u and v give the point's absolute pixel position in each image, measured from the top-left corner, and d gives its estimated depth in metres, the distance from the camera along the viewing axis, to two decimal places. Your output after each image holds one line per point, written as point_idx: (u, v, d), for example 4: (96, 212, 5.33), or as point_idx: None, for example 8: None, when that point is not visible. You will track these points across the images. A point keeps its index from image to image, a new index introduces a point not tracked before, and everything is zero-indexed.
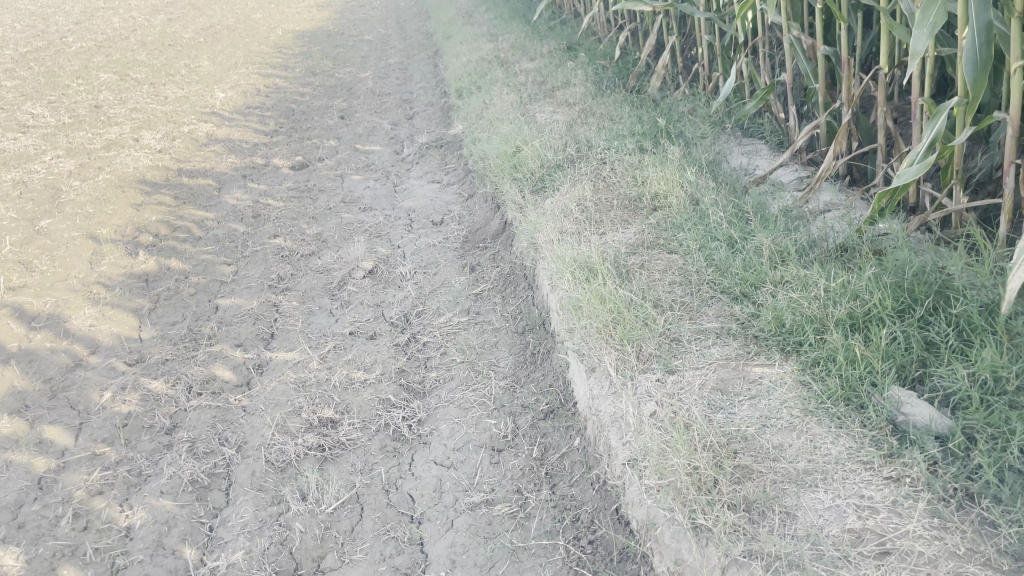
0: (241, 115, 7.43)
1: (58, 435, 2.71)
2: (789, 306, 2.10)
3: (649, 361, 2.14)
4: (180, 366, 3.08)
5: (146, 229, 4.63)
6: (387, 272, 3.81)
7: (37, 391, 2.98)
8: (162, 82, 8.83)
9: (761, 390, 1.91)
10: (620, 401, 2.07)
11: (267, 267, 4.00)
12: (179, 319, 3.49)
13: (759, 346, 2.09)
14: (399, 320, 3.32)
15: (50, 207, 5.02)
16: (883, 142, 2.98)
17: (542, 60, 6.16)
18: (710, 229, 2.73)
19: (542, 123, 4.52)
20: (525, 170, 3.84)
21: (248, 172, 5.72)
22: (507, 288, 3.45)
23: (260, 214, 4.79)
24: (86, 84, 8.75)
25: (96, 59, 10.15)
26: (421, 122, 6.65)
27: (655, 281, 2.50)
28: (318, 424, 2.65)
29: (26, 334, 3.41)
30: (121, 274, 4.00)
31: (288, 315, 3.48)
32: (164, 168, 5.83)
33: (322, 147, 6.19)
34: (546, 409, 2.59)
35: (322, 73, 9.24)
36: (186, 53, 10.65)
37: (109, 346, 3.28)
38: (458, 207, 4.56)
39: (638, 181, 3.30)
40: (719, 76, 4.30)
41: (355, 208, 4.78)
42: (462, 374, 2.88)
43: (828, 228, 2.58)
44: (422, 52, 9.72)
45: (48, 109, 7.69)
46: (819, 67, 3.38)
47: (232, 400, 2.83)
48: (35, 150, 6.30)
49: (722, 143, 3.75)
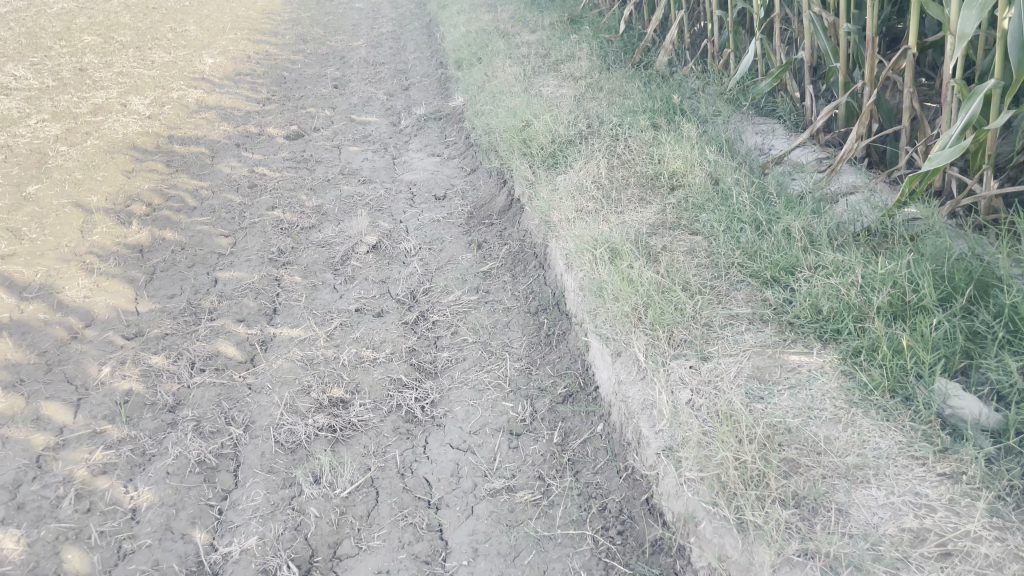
0: (232, 82, 7.24)
1: (56, 411, 2.60)
2: (825, 292, 2.03)
3: (681, 347, 2.07)
4: (180, 341, 2.98)
5: (139, 197, 4.48)
6: (391, 247, 3.71)
7: (31, 365, 2.86)
8: (148, 46, 8.58)
9: (801, 379, 1.86)
10: (651, 387, 2.01)
11: (267, 240, 3.88)
12: (177, 292, 3.38)
13: (795, 333, 2.02)
14: (407, 298, 3.23)
15: (36, 173, 4.86)
16: (908, 124, 2.91)
17: (544, 32, 6.03)
18: (734, 210, 2.65)
19: (549, 97, 4.41)
20: (535, 145, 3.73)
21: (242, 140, 5.57)
22: (517, 267, 3.37)
23: (255, 185, 4.66)
24: (69, 46, 8.50)
25: (78, 20, 9.85)
26: (418, 93, 6.51)
27: (680, 263, 2.43)
28: (328, 404, 2.56)
29: (17, 304, 3.28)
30: (114, 244, 3.87)
31: (290, 290, 3.37)
32: (154, 134, 5.66)
33: (317, 117, 6.03)
34: (565, 393, 2.53)
35: (313, 41, 9.03)
36: (172, 17, 10.37)
37: (105, 319, 3.16)
38: (461, 181, 4.45)
39: (654, 159, 3.22)
40: (732, 53, 4.21)
41: (354, 180, 4.66)
42: (474, 355, 2.80)
43: (856, 211, 2.52)
44: (416, 22, 9.53)
45: (30, 70, 7.45)
46: (840, 45, 3.29)
47: (237, 376, 2.74)
48: (18, 113, 6.10)
49: (737, 122, 3.66)
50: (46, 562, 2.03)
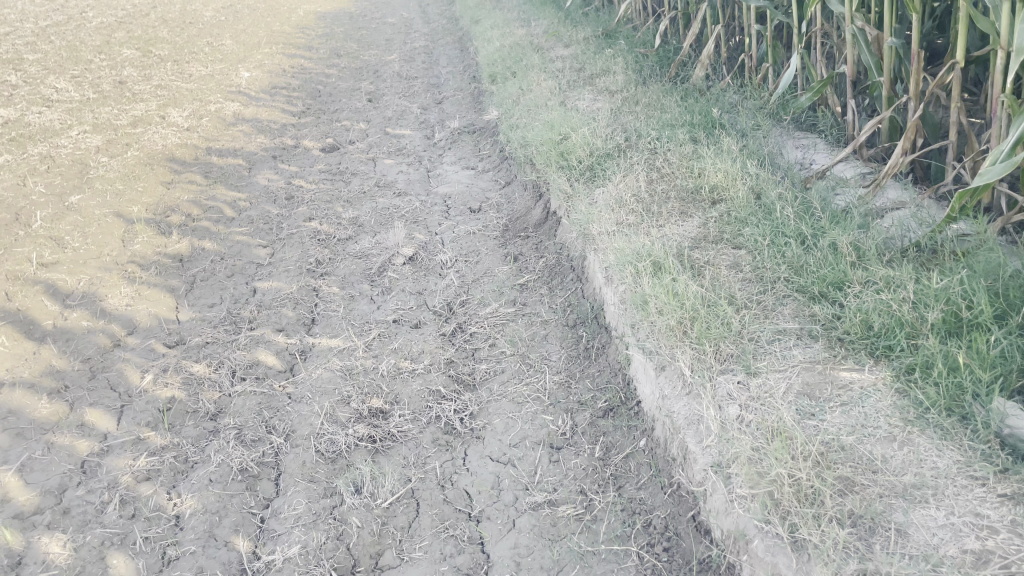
0: (268, 96, 7.34)
1: (100, 418, 2.63)
2: (876, 308, 2.01)
3: (728, 362, 2.04)
4: (221, 350, 3.00)
5: (178, 208, 4.55)
6: (427, 259, 3.72)
7: (76, 372, 2.90)
8: (186, 60, 8.73)
9: (853, 397, 1.83)
10: (697, 402, 1.98)
11: (304, 251, 3.91)
12: (217, 302, 3.42)
13: (846, 349, 1.99)
14: (444, 310, 3.24)
15: (78, 183, 4.94)
16: (954, 139, 2.87)
17: (578, 47, 6.04)
18: (778, 224, 2.63)
19: (585, 110, 4.42)
20: (573, 158, 3.73)
21: (279, 153, 5.63)
22: (553, 280, 3.37)
23: (292, 197, 4.71)
24: (109, 59, 8.67)
25: (117, 34, 10.05)
26: (451, 107, 6.55)
27: (724, 278, 2.41)
28: (368, 414, 2.57)
29: (61, 312, 3.33)
30: (155, 254, 3.92)
31: (328, 301, 3.39)
32: (192, 147, 5.74)
33: (352, 130, 6.09)
34: (605, 407, 2.51)
35: (347, 55, 9.14)
36: (208, 31, 10.55)
37: (147, 327, 3.20)
38: (496, 195, 4.47)
39: (694, 173, 3.20)
40: (770, 67, 4.18)
41: (390, 192, 4.69)
42: (513, 367, 2.79)
43: (904, 226, 2.48)
44: (448, 37, 9.61)
45: (71, 83, 7.61)
46: (883, 60, 3.25)
47: (277, 386, 2.76)
48: (60, 125, 6.22)
49: (777, 136, 3.64)
50: (92, 568, 2.05)
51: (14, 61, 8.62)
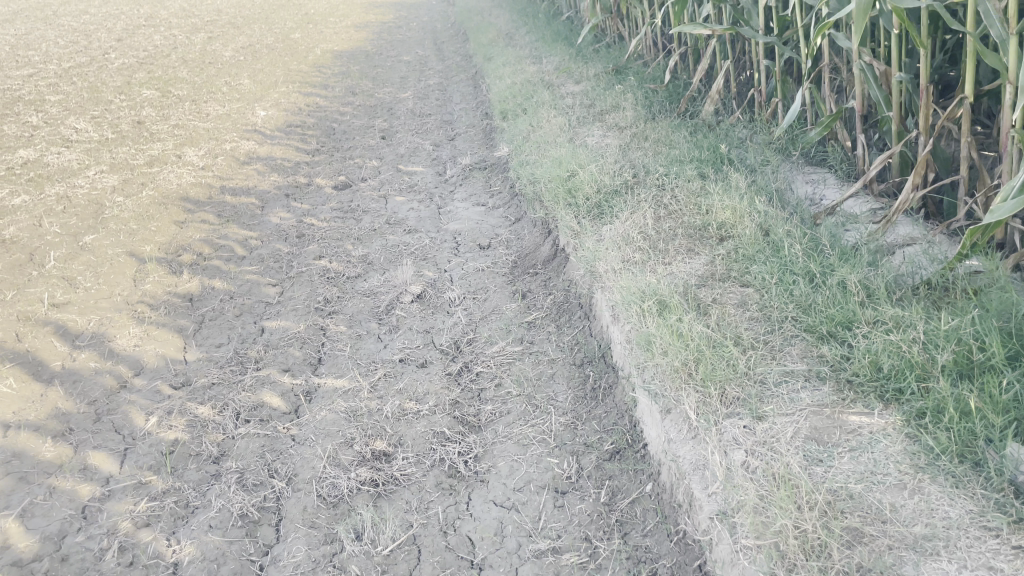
0: (283, 134, 7.42)
1: (103, 460, 2.62)
2: (885, 349, 1.96)
3: (734, 405, 2.00)
4: (226, 391, 2.99)
5: (190, 247, 4.58)
6: (435, 296, 3.71)
7: (81, 414, 2.89)
8: (204, 99, 8.87)
9: (862, 442, 1.77)
10: (703, 447, 1.94)
11: (313, 289, 3.91)
12: (224, 342, 3.42)
13: (854, 392, 1.94)
14: (451, 348, 3.21)
15: (93, 223, 5.00)
16: (966, 174, 2.82)
17: (589, 83, 6.07)
18: (786, 262, 2.59)
19: (594, 147, 4.42)
20: (580, 195, 3.72)
21: (291, 191, 5.68)
22: (561, 317, 3.34)
23: (303, 235, 4.73)
24: (128, 100, 8.83)
25: (137, 75, 10.24)
26: (463, 144, 6.59)
27: (731, 317, 2.37)
28: (371, 457, 2.53)
29: (70, 353, 3.34)
30: (165, 293, 3.93)
31: (335, 340, 3.38)
32: (206, 186, 5.80)
33: (364, 168, 6.13)
34: (611, 449, 2.46)
35: (362, 93, 9.25)
36: (227, 71, 10.73)
37: (154, 368, 3.20)
38: (506, 231, 4.46)
39: (702, 209, 3.18)
40: (779, 102, 4.17)
41: (400, 229, 4.70)
42: (519, 408, 2.75)
43: (915, 264, 2.44)
44: (462, 74, 9.71)
45: (91, 124, 7.74)
46: (892, 94, 3.23)
47: (281, 428, 2.73)
48: (78, 165, 6.31)
49: (786, 171, 3.61)
50: None
51: (36, 102, 8.80)
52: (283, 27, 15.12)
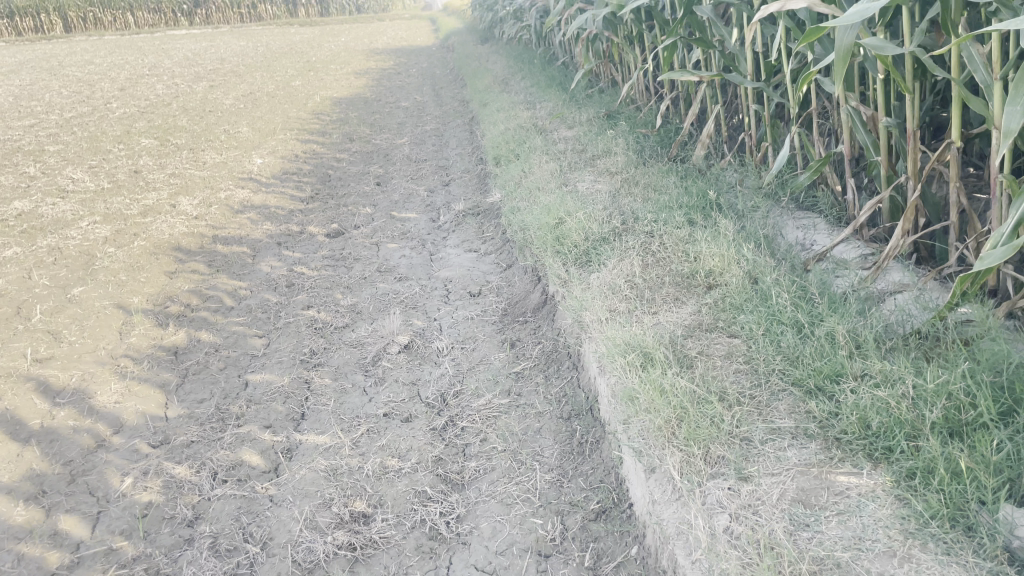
0: (279, 182, 7.43)
1: (74, 525, 2.54)
2: (874, 405, 1.89)
3: (719, 465, 1.92)
4: (205, 449, 2.92)
5: (178, 298, 4.54)
6: (422, 346, 3.65)
7: (56, 475, 2.82)
8: (202, 148, 8.92)
9: (851, 505, 1.70)
10: (686, 510, 1.86)
11: (299, 341, 3.86)
12: (206, 397, 3.35)
13: (843, 451, 1.87)
14: (436, 401, 3.14)
15: (83, 274, 4.97)
16: (955, 219, 2.78)
17: (581, 128, 6.08)
18: (774, 312, 2.54)
19: (584, 193, 4.39)
20: (569, 243, 3.68)
21: (284, 239, 5.65)
22: (550, 368, 3.28)
23: (293, 284, 4.69)
24: (127, 149, 8.88)
25: (137, 125, 10.33)
26: (457, 189, 6.58)
27: (717, 370, 2.31)
28: (349, 519, 2.45)
29: (49, 410, 3.28)
30: (150, 347, 3.88)
31: (319, 394, 3.31)
32: (199, 235, 5.78)
33: (358, 215, 6.12)
34: (597, 509, 2.39)
35: (359, 139, 9.31)
36: (226, 119, 10.82)
37: (133, 425, 3.13)
38: (496, 278, 4.42)
39: (690, 257, 3.13)
40: (769, 146, 4.15)
41: (391, 277, 4.66)
42: (503, 465, 2.67)
43: (905, 313, 2.38)
44: (458, 119, 9.78)
45: (88, 174, 7.77)
46: (880, 139, 3.20)
47: (259, 488, 2.66)
48: (72, 216, 6.31)
49: (776, 217, 3.57)
50: None
51: (35, 153, 8.86)
52: (284, 75, 15.31)
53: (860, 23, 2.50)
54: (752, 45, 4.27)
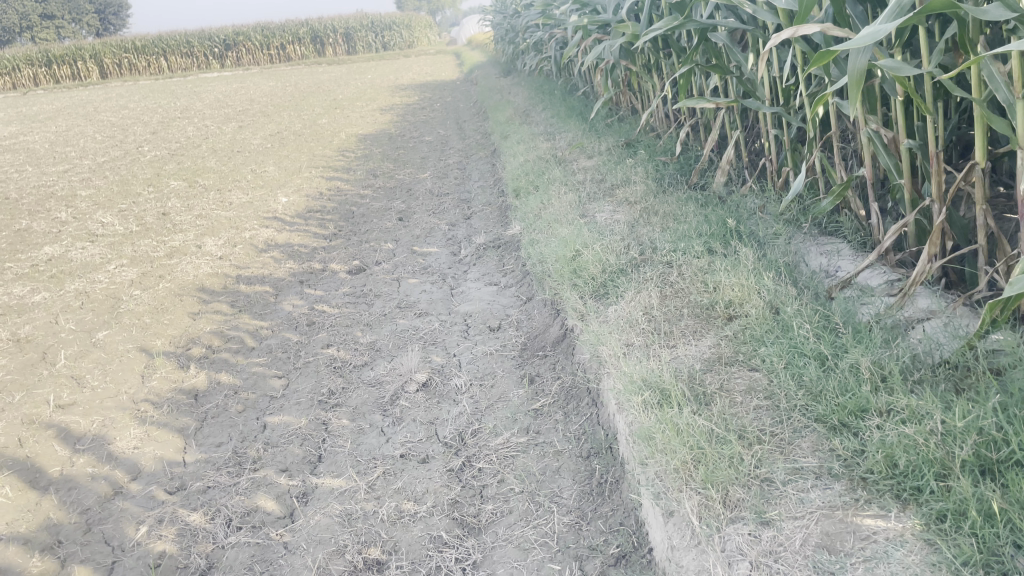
0: (303, 220, 7.49)
1: None
2: (900, 443, 1.80)
3: (739, 509, 1.83)
4: (221, 495, 2.89)
5: (200, 340, 4.55)
6: (441, 384, 3.60)
7: (72, 524, 2.81)
8: (228, 188, 9.05)
9: (878, 550, 1.60)
10: (706, 557, 1.78)
11: (318, 380, 3.83)
12: (224, 441, 3.33)
13: (869, 492, 1.78)
14: (454, 441, 3.09)
15: (108, 318, 5.02)
16: (984, 243, 2.69)
17: (601, 158, 6.05)
18: (796, 344, 2.46)
19: (603, 223, 4.35)
20: (586, 275, 3.62)
21: (306, 277, 5.67)
22: (569, 404, 3.21)
23: (314, 323, 4.69)
24: (156, 192, 9.03)
25: (167, 167, 10.52)
26: (479, 222, 6.58)
27: (738, 407, 2.23)
28: (363, 567, 2.41)
29: (69, 458, 3.28)
30: (170, 390, 3.88)
31: (336, 435, 3.28)
32: (223, 275, 5.83)
33: (379, 251, 6.13)
34: (617, 553, 2.30)
35: (383, 175, 9.38)
36: (253, 159, 10.99)
37: (151, 471, 3.12)
38: (516, 311, 4.37)
39: (709, 287, 3.06)
40: (790, 171, 4.08)
41: (411, 313, 4.64)
42: (521, 507, 2.60)
43: (933, 341, 2.29)
44: (480, 152, 9.82)
45: (117, 217, 7.91)
46: (903, 161, 3.12)
47: (273, 535, 2.63)
48: (100, 260, 6.40)
49: (798, 244, 3.49)
50: None
51: (67, 197, 9.05)
52: (310, 113, 15.54)
53: (873, 45, 2.41)
54: (769, 70, 4.22)
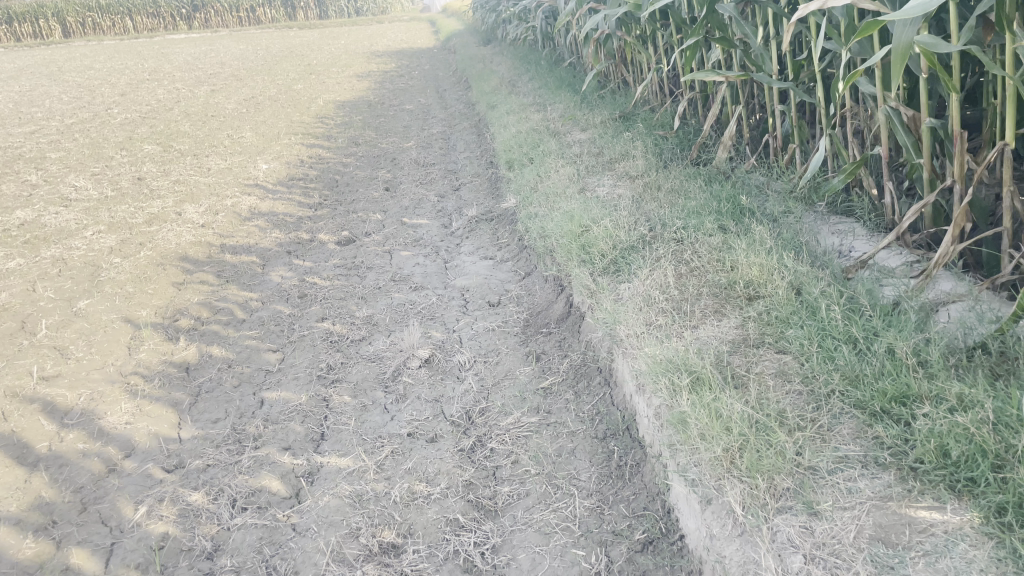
0: (285, 188, 7.30)
1: (87, 559, 2.41)
2: (952, 432, 1.75)
3: (786, 499, 1.78)
4: (222, 474, 2.78)
5: (188, 311, 4.40)
6: (444, 360, 3.51)
7: (66, 504, 2.68)
8: (205, 153, 8.79)
9: (938, 544, 1.56)
10: (753, 548, 1.73)
11: (315, 355, 3.72)
12: (221, 417, 3.21)
13: (921, 482, 1.73)
14: (462, 419, 3.01)
15: (88, 286, 4.83)
16: (1009, 225, 2.65)
17: (596, 131, 5.94)
18: (825, 326, 2.40)
19: (606, 198, 4.26)
20: (595, 252, 3.54)
21: (294, 248, 5.52)
22: (579, 383, 3.14)
23: (306, 295, 4.55)
24: (129, 156, 8.74)
25: (139, 130, 10.19)
26: (469, 194, 6.45)
27: (770, 391, 2.17)
28: (379, 550, 2.33)
29: (57, 433, 3.14)
30: (160, 363, 3.74)
31: (339, 412, 3.17)
32: (206, 244, 5.64)
33: (368, 221, 5.98)
34: (644, 539, 2.25)
35: (365, 143, 9.17)
36: (229, 124, 10.68)
37: (146, 448, 2.99)
38: (515, 286, 4.29)
39: (726, 266, 2.99)
40: (796, 148, 4.01)
41: (406, 286, 4.52)
42: (539, 490, 2.53)
43: (965, 324, 2.25)
44: (465, 122, 9.65)
45: (91, 182, 7.64)
46: (921, 140, 3.07)
47: (280, 516, 2.53)
48: (76, 225, 6.17)
49: (810, 223, 3.44)
50: None
51: (36, 159, 8.73)
52: (286, 78, 15.16)
53: (920, 19, 2.42)
54: (778, 43, 4.13)
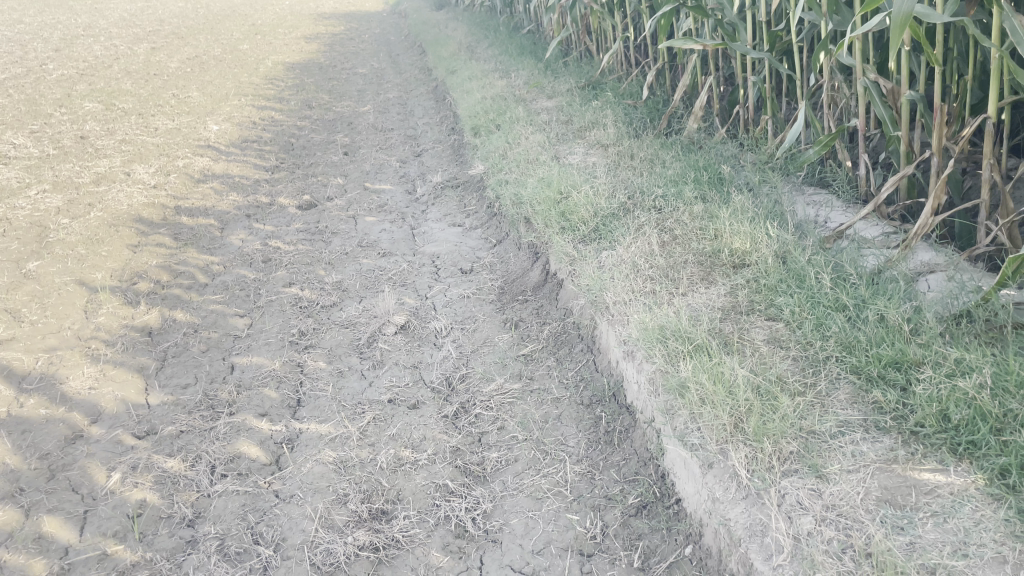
0: (239, 149, 7.07)
1: (60, 528, 2.32)
2: (953, 397, 1.79)
3: (791, 462, 1.81)
4: (198, 440, 2.69)
5: (147, 273, 4.23)
6: (420, 327, 3.45)
7: (32, 471, 2.56)
8: (151, 113, 8.45)
9: (944, 506, 1.61)
10: (759, 511, 1.75)
11: (285, 320, 3.62)
12: (190, 382, 3.11)
13: (924, 446, 1.77)
14: (443, 386, 2.96)
15: (37, 248, 4.61)
16: (986, 198, 2.71)
17: (563, 99, 5.89)
18: (814, 293, 2.43)
19: (579, 166, 4.23)
20: (575, 219, 3.52)
21: (253, 211, 5.35)
22: (561, 350, 3.12)
23: (270, 259, 4.42)
24: (70, 113, 8.34)
25: (78, 87, 9.73)
26: (432, 160, 6.35)
27: (766, 357, 2.19)
28: (368, 517, 2.29)
29: (16, 398, 3.00)
30: (120, 327, 3.60)
31: (314, 378, 3.10)
32: (160, 206, 5.43)
33: (329, 186, 5.84)
34: (637, 503, 2.26)
35: (319, 106, 8.93)
36: (174, 83, 10.28)
37: (113, 414, 2.88)
38: (487, 254, 4.24)
39: (710, 235, 3.00)
40: (768, 120, 4.03)
41: (374, 252, 4.43)
42: (527, 456, 2.52)
43: (951, 293, 2.30)
44: (422, 87, 9.47)
45: (30, 139, 7.27)
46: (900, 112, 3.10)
47: (262, 483, 2.47)
48: (18, 184, 5.88)
49: (786, 193, 3.47)
50: None
51: None
52: (230, 38, 14.62)
53: None
54: (752, 13, 4.12)
